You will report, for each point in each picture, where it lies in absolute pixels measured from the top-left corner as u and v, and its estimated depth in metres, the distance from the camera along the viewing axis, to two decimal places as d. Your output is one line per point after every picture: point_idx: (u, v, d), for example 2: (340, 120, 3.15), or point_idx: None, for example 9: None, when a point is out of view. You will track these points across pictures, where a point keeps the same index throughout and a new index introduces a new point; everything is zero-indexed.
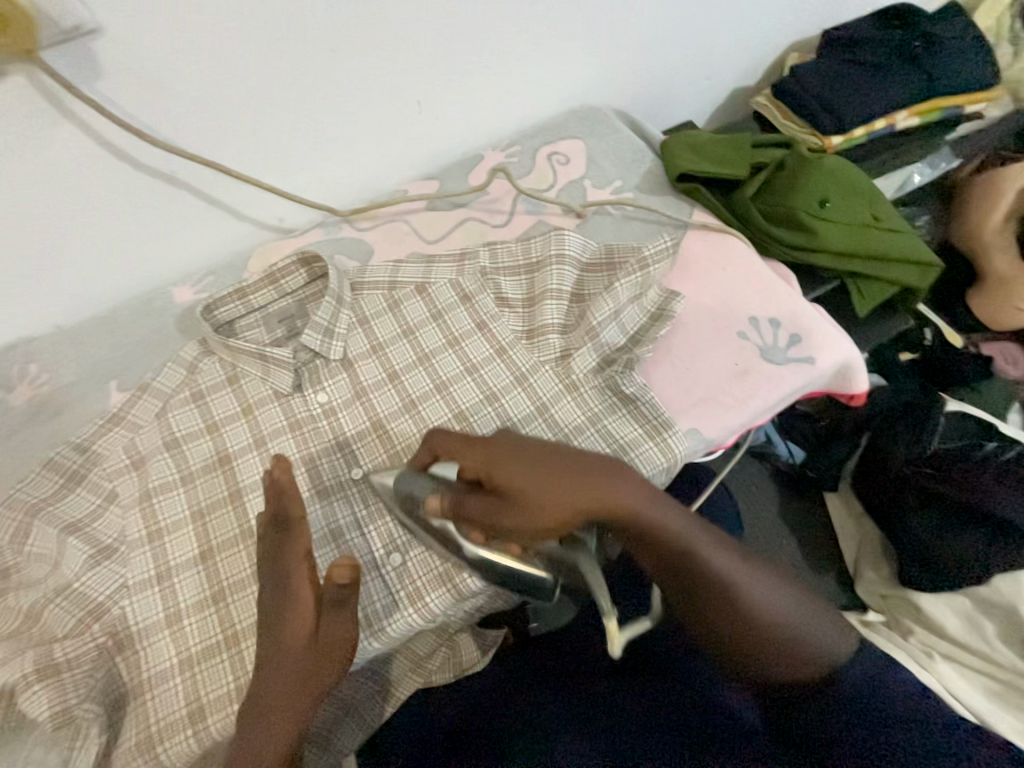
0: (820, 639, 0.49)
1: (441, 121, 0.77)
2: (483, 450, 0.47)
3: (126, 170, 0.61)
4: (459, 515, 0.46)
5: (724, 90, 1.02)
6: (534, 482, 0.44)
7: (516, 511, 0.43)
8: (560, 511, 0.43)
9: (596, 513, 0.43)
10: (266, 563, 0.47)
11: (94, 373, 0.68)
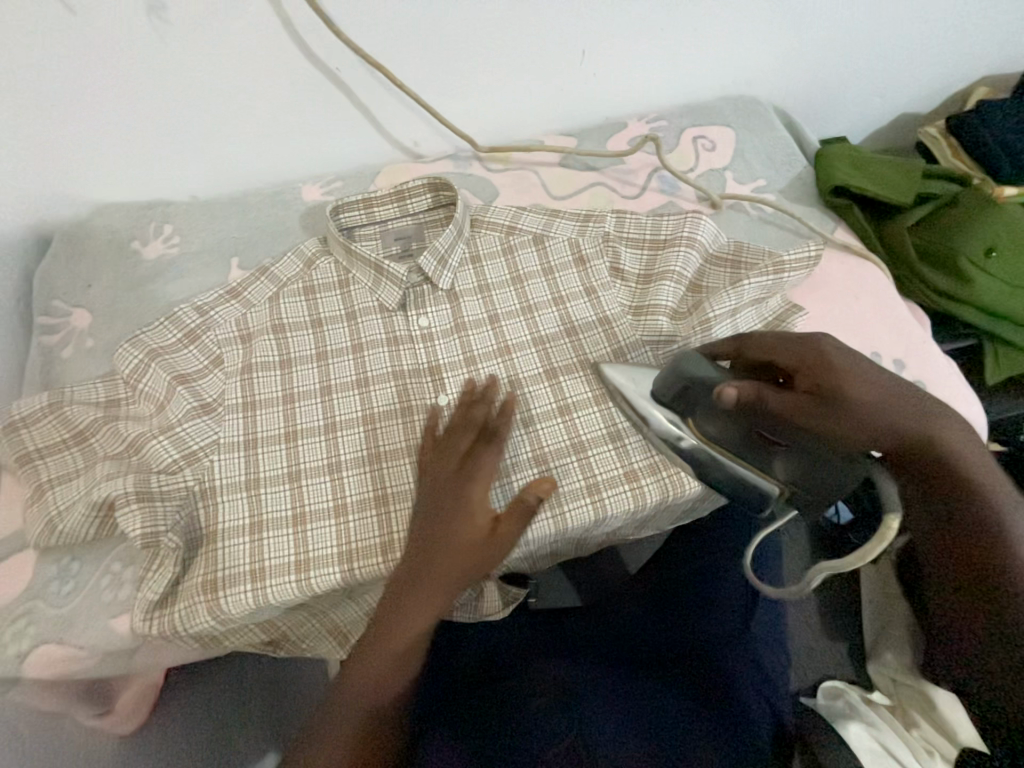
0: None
1: (597, 79, 0.75)
2: (810, 353, 0.47)
3: (300, 57, 0.63)
4: (761, 405, 0.46)
5: (894, 111, 0.94)
6: (870, 392, 0.44)
7: (833, 404, 0.45)
8: (870, 403, 0.44)
9: (901, 421, 0.44)
10: (424, 486, 0.52)
11: (221, 246, 0.72)
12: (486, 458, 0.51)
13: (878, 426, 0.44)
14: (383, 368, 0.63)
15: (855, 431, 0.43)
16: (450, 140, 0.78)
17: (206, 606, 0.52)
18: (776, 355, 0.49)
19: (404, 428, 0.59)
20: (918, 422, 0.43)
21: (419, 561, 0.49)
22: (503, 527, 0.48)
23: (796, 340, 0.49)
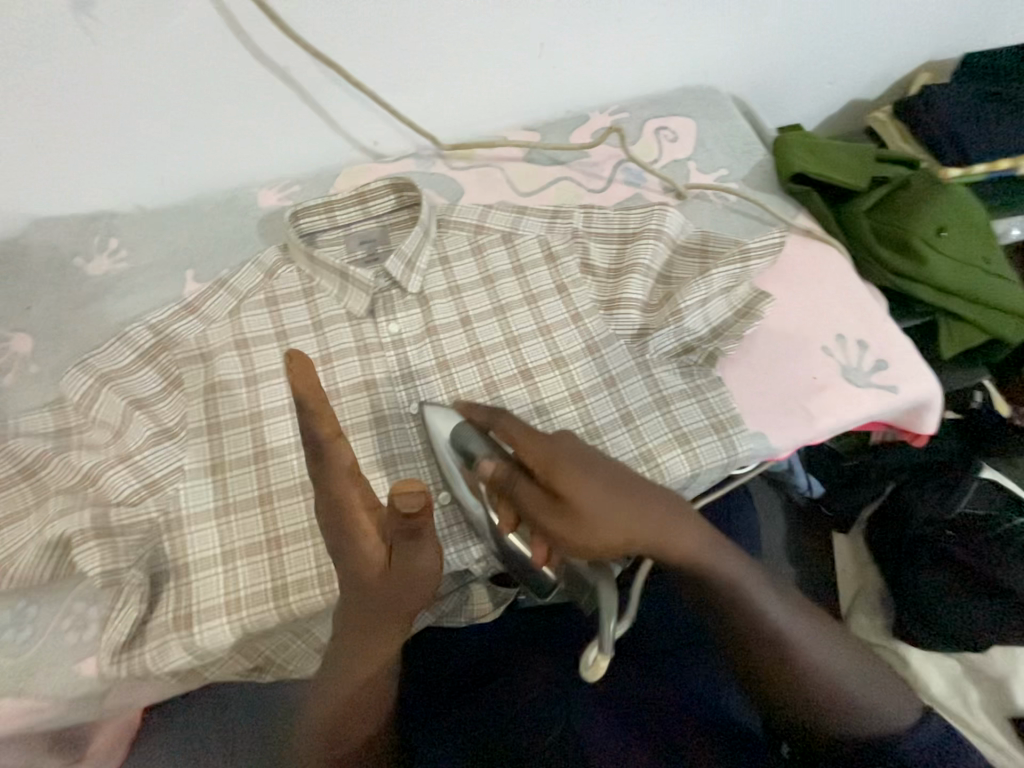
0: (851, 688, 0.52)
1: (557, 73, 0.74)
2: (557, 462, 0.47)
3: (247, 55, 0.61)
4: (508, 496, 0.49)
5: (844, 97, 0.96)
6: (601, 503, 0.47)
7: (569, 520, 0.46)
8: (611, 532, 0.47)
9: (635, 535, 0.48)
10: (351, 551, 0.41)
11: (173, 259, 0.68)
12: (400, 535, 0.39)
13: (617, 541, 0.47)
14: (355, 378, 0.61)
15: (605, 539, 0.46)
16: (411, 138, 0.76)
17: (179, 642, 0.49)
18: (533, 457, 0.48)
19: (380, 439, 0.58)
20: (651, 541, 0.49)
21: (355, 611, 0.44)
22: (449, 569, 0.42)
23: (550, 439, 0.49)
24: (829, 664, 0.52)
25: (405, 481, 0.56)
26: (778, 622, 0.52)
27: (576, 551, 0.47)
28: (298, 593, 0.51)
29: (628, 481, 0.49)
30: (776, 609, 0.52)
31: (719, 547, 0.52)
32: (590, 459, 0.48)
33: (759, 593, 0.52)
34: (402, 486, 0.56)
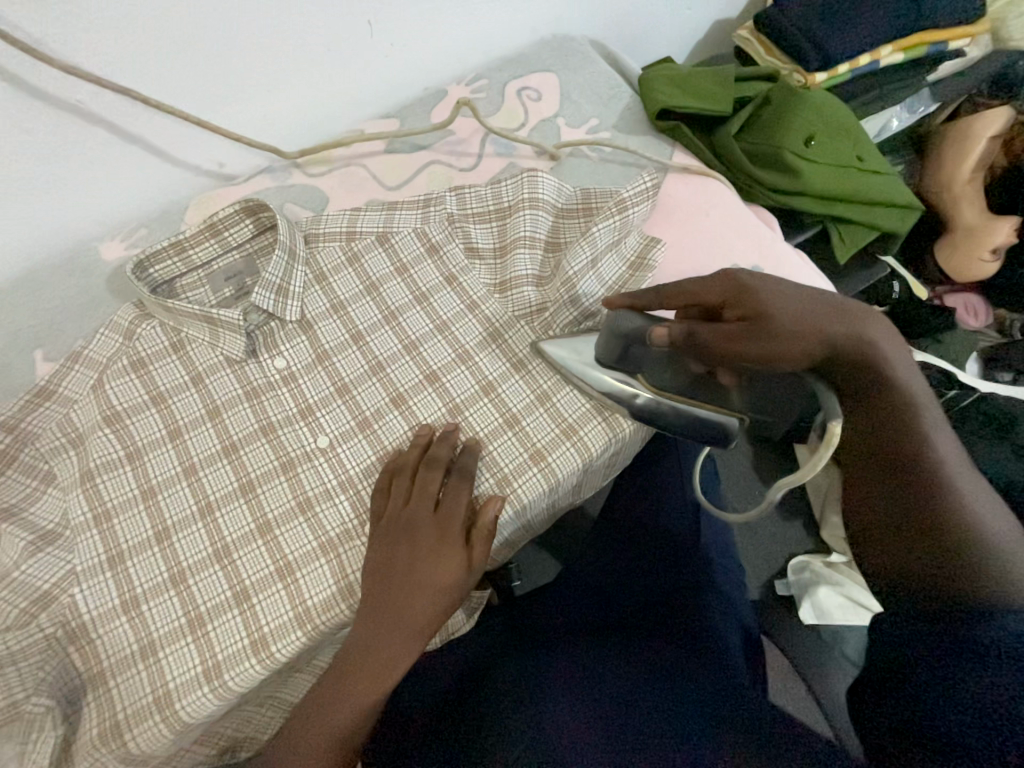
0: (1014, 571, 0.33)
1: (397, 51, 0.68)
2: (739, 287, 0.44)
3: (26, 102, 0.51)
4: (692, 345, 0.46)
5: (705, 20, 0.94)
6: (792, 304, 0.43)
7: (763, 328, 0.42)
8: (803, 319, 0.42)
9: (841, 341, 0.41)
10: (402, 518, 0.51)
11: (16, 343, 0.60)
12: (459, 494, 0.51)
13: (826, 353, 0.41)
14: (249, 426, 0.56)
15: (789, 349, 0.42)
16: (259, 152, 0.69)
17: (114, 755, 0.45)
18: (693, 289, 0.47)
19: (291, 485, 0.54)
20: (844, 344, 0.41)
21: (382, 588, 0.48)
22: (473, 559, 0.50)
23: (718, 274, 0.46)
24: (1011, 554, 0.33)
25: (326, 522, 0.53)
26: (938, 454, 0.38)
27: (768, 360, 0.42)
28: (231, 669, 0.48)
29: (848, 312, 0.42)
30: (948, 453, 0.38)
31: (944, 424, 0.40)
32: (791, 284, 0.44)
33: (974, 493, 0.36)
34: (324, 529, 0.53)
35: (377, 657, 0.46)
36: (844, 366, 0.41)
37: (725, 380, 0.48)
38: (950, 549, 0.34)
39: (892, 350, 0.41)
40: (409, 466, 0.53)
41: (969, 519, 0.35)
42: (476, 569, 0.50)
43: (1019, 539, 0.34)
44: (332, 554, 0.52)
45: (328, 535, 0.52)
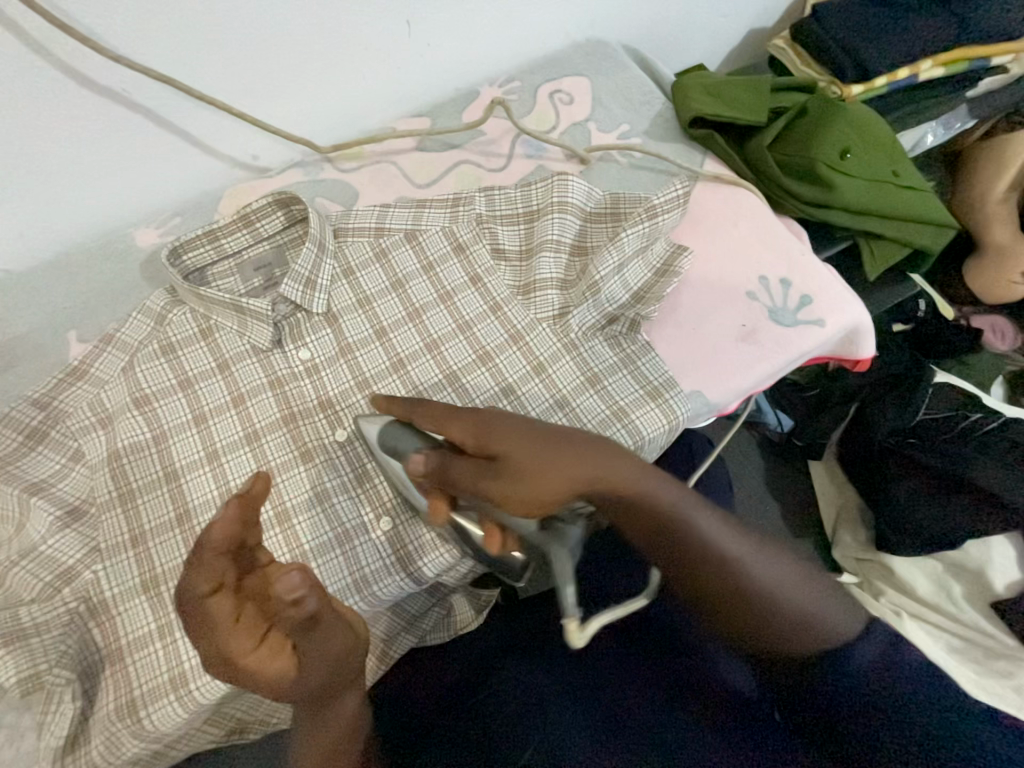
0: (811, 611, 0.44)
1: (432, 52, 0.69)
2: (484, 427, 0.44)
3: (70, 86, 0.53)
4: (448, 484, 0.44)
5: (741, 28, 0.93)
6: (529, 451, 0.42)
7: (496, 465, 0.43)
8: (535, 480, 0.41)
9: (593, 486, 0.42)
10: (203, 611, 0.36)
11: (51, 323, 0.62)
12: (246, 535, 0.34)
13: (580, 492, 0.42)
14: (272, 415, 0.57)
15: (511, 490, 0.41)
16: (292, 145, 0.70)
17: (129, 731, 0.46)
18: (424, 464, 0.45)
19: (310, 475, 0.54)
20: (659, 513, 0.43)
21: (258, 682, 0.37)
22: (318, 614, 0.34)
23: (466, 410, 0.46)
24: (817, 616, 0.44)
25: (343, 514, 0.53)
26: (717, 545, 0.43)
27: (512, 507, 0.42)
28: None
29: (593, 474, 0.42)
30: (732, 540, 0.43)
31: (734, 527, 0.44)
32: (513, 425, 0.44)
33: (740, 550, 0.43)
34: (340, 521, 0.53)
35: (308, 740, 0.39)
36: (621, 511, 0.43)
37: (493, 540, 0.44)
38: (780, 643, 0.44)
39: (604, 479, 0.42)
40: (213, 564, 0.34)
41: (771, 603, 0.43)
42: (322, 616, 0.34)
43: (791, 573, 0.44)
44: (347, 546, 0.52)
45: (345, 527, 0.53)
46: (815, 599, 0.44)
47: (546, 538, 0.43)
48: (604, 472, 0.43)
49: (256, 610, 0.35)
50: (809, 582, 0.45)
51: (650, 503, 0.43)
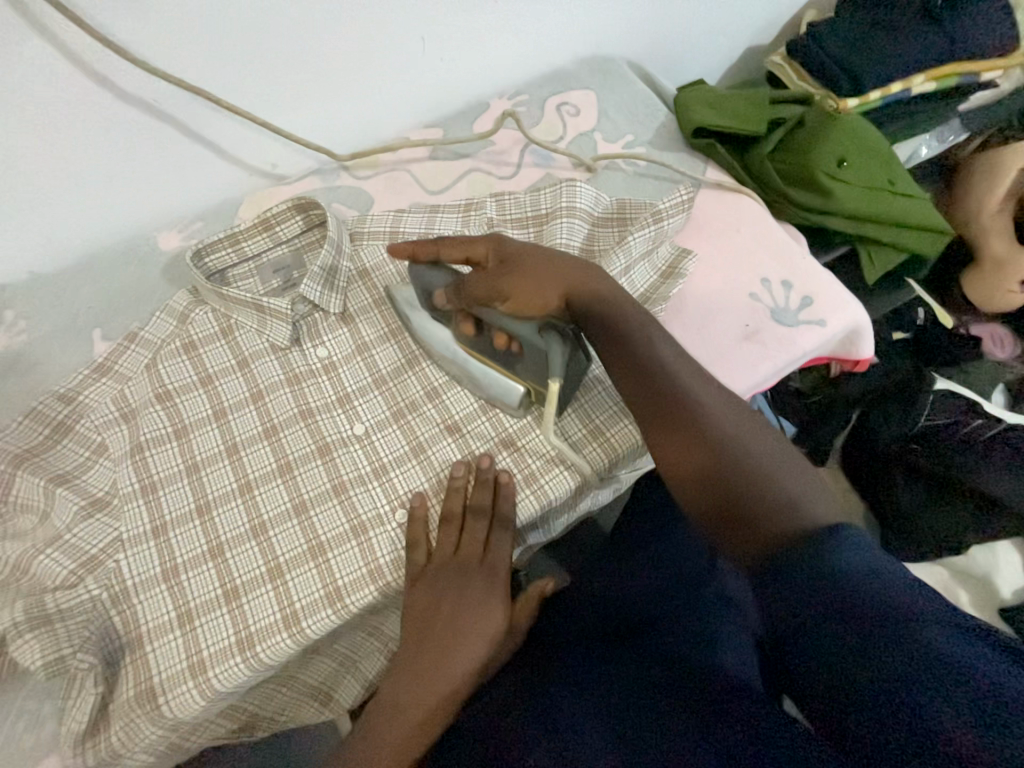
0: (797, 493, 0.39)
1: (445, 66, 0.72)
2: (502, 250, 0.52)
3: (106, 96, 0.56)
4: (460, 295, 0.54)
5: (739, 45, 0.97)
6: (534, 272, 0.51)
7: (510, 273, 0.52)
8: (548, 264, 0.52)
9: (573, 290, 0.51)
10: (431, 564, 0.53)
11: (78, 321, 0.64)
12: (502, 544, 0.54)
13: (568, 298, 0.51)
14: (289, 410, 0.59)
15: (521, 292, 0.51)
16: (310, 154, 0.73)
17: (147, 717, 0.47)
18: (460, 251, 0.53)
19: (326, 468, 0.56)
20: (626, 311, 0.51)
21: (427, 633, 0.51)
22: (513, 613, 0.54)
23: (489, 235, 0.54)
24: (799, 498, 0.39)
25: (358, 506, 0.55)
26: (693, 393, 0.47)
27: (516, 309, 0.52)
28: (264, 642, 0.49)
29: (583, 270, 0.52)
30: (704, 392, 0.47)
31: (709, 381, 0.48)
32: (540, 257, 0.52)
33: (715, 404, 0.46)
34: (356, 513, 0.54)
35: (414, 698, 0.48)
36: (602, 330, 0.50)
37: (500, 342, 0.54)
38: (747, 500, 0.40)
39: (597, 294, 0.51)
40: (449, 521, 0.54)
41: (739, 463, 0.42)
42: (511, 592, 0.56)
43: (769, 441, 0.44)
44: (363, 536, 0.54)
45: (360, 518, 0.54)
46: (783, 471, 0.42)
47: (546, 344, 0.51)
48: (587, 292, 0.51)
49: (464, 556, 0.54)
50: (788, 462, 0.43)
51: (628, 333, 0.50)
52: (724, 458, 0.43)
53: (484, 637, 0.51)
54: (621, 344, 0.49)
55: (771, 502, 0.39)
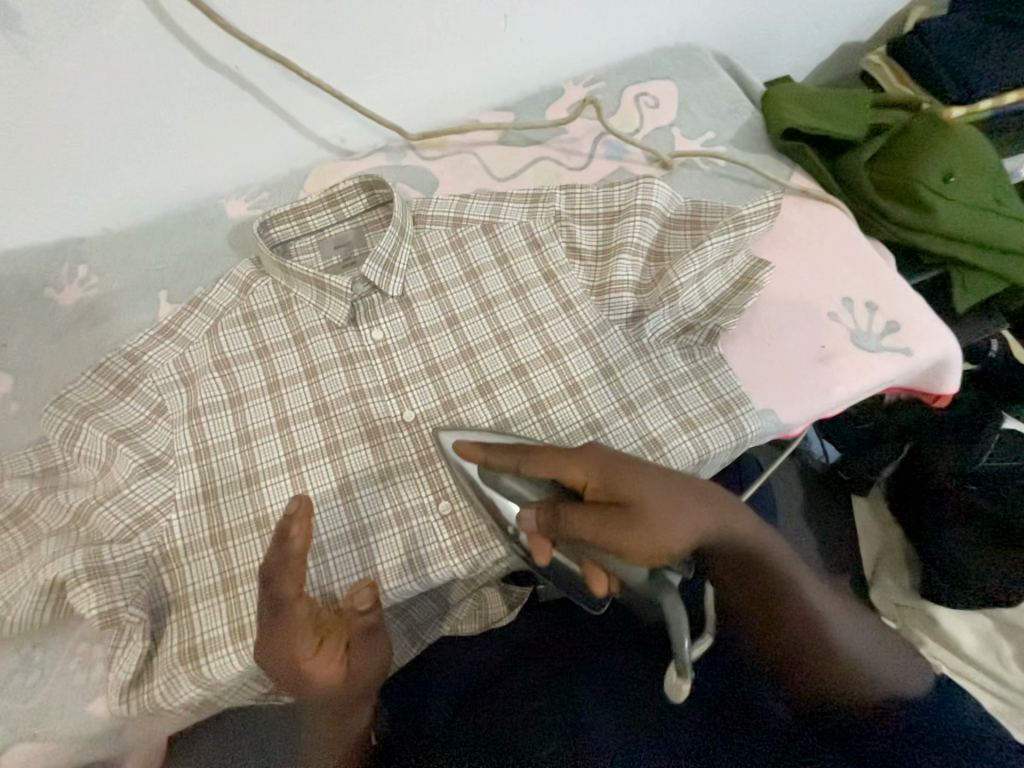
0: (867, 673, 0.50)
1: (524, 47, 0.69)
2: (615, 482, 0.44)
3: (191, 60, 0.56)
4: (556, 528, 0.43)
5: (835, 40, 0.90)
6: (654, 495, 0.43)
7: (622, 516, 0.42)
8: (658, 509, 0.42)
9: (709, 548, 0.45)
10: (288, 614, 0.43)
11: (145, 282, 0.66)
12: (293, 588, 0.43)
13: (702, 548, 0.44)
14: (341, 390, 0.58)
15: (634, 550, 0.41)
16: (379, 130, 0.72)
17: (187, 676, 0.48)
18: (534, 508, 0.45)
19: (373, 452, 0.56)
20: (772, 561, 0.48)
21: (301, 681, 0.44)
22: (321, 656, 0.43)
23: (587, 449, 0.46)
24: (872, 677, 0.50)
25: (402, 493, 0.54)
26: (797, 603, 0.49)
27: (627, 553, 0.41)
28: None
29: (723, 526, 0.45)
30: (804, 577, 0.49)
31: (813, 574, 0.51)
32: (652, 476, 0.44)
33: (806, 587, 0.49)
34: (399, 499, 0.54)
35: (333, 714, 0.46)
36: (709, 554, 0.47)
37: (592, 576, 0.43)
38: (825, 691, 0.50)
39: (713, 532, 0.44)
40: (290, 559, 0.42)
41: (832, 647, 0.50)
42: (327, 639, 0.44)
43: (845, 623, 0.51)
44: (405, 524, 0.53)
45: (403, 505, 0.54)
46: (852, 630, 0.51)
47: (666, 593, 0.40)
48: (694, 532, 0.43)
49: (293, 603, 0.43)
50: (868, 632, 0.52)
51: (741, 559, 0.47)
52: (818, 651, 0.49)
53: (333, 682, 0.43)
54: (726, 556, 0.47)
55: (835, 652, 0.49)
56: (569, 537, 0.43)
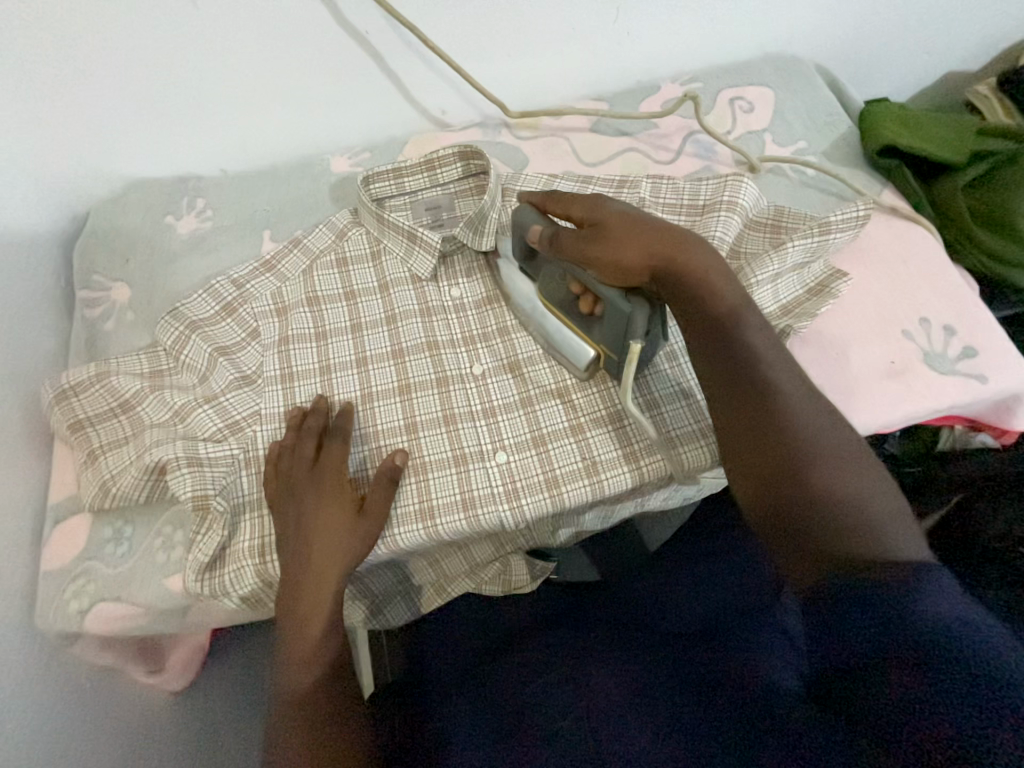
0: (868, 519, 0.41)
1: (627, 41, 0.72)
2: (598, 217, 0.50)
3: (329, 20, 0.62)
4: (554, 249, 0.52)
5: (943, 68, 0.88)
6: (627, 222, 0.49)
7: (598, 234, 0.49)
8: (630, 222, 0.49)
9: (660, 260, 0.47)
10: (297, 488, 0.53)
11: (254, 220, 0.72)
12: (333, 451, 0.55)
13: (652, 269, 0.47)
14: (417, 339, 0.63)
15: (605, 258, 0.48)
16: (478, 107, 0.76)
17: (255, 569, 0.53)
18: (575, 209, 0.52)
19: (440, 398, 0.60)
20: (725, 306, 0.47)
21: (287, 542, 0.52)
22: (368, 512, 0.53)
23: (588, 195, 0.52)
24: (880, 527, 0.41)
25: (463, 439, 0.58)
26: (780, 389, 0.45)
27: (609, 241, 0.48)
28: None
29: (681, 241, 0.47)
30: (794, 392, 0.46)
31: (784, 358, 0.47)
32: (633, 213, 0.50)
33: (794, 391, 0.46)
34: (459, 444, 0.58)
35: (306, 597, 0.50)
36: (687, 304, 0.47)
37: (586, 306, 0.52)
38: (807, 502, 0.42)
39: (682, 240, 0.47)
40: (305, 430, 0.56)
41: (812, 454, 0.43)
42: (367, 516, 0.53)
43: (850, 459, 0.44)
44: (461, 467, 0.57)
45: (462, 450, 0.57)
46: (853, 484, 0.43)
47: (633, 304, 0.47)
48: (672, 260, 0.47)
49: (306, 463, 0.54)
50: (866, 480, 0.44)
51: (719, 313, 0.47)
52: (798, 434, 0.44)
53: (346, 545, 0.52)
54: (700, 310, 0.47)
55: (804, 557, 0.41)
56: (570, 270, 0.52)
